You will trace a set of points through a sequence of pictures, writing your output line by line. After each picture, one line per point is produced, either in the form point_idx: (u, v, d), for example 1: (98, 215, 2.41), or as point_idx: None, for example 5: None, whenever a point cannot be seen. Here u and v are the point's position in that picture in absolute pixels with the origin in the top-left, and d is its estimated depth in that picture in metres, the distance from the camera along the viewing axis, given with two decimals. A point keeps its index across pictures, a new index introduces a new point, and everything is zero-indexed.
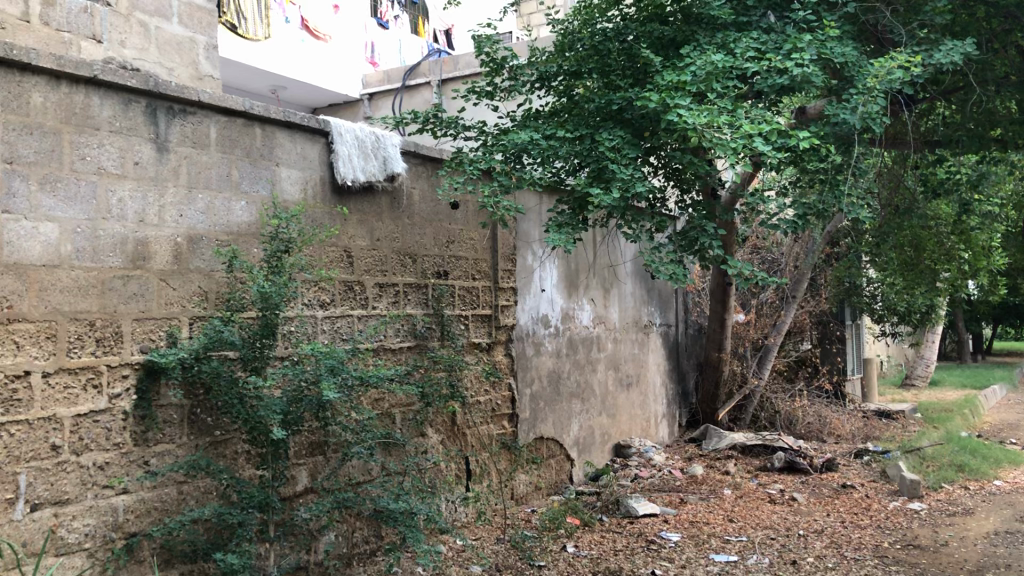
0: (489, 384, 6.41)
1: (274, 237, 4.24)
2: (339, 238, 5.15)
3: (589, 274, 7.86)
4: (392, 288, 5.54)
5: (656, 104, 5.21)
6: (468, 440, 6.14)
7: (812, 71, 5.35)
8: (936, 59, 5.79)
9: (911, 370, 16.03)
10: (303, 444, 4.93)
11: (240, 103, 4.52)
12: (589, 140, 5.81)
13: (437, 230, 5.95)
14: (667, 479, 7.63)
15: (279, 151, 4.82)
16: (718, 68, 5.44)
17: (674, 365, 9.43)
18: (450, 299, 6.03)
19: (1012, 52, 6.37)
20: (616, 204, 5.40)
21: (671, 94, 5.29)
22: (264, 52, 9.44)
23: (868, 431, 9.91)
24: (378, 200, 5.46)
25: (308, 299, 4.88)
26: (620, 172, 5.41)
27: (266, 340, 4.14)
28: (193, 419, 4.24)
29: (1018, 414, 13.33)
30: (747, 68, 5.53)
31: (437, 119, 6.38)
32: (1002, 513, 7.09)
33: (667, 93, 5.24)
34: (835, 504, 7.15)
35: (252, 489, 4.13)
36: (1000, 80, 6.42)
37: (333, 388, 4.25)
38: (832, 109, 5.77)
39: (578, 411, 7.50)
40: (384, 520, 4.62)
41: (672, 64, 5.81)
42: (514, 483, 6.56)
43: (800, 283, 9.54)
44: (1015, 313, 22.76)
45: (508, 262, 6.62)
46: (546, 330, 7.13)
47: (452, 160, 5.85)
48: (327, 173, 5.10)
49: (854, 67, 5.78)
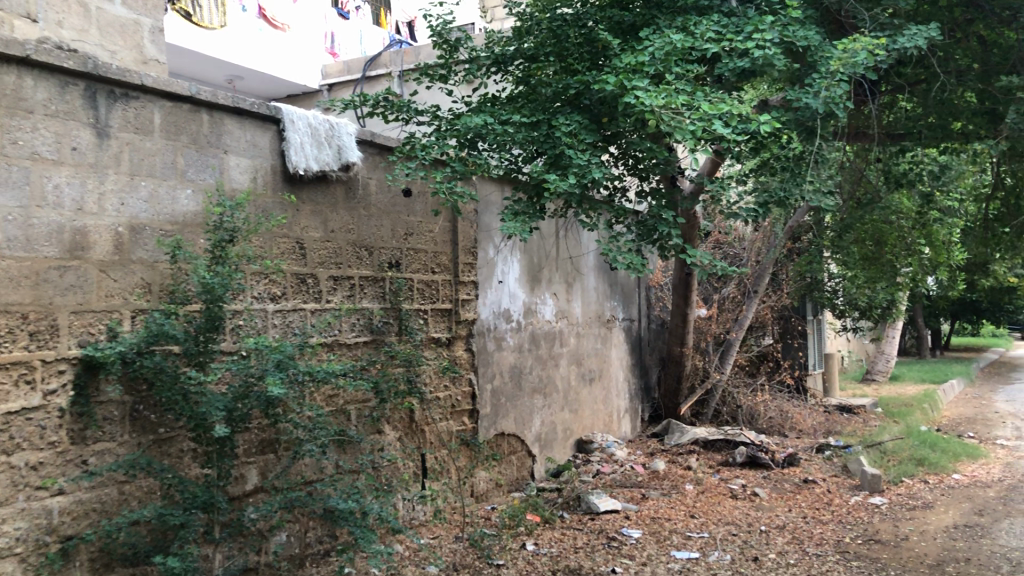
0: (448, 380, 6.27)
1: (218, 226, 4.07)
2: (291, 229, 4.99)
3: (552, 268, 7.76)
4: (347, 281, 5.39)
5: (613, 86, 5.13)
6: (427, 437, 6.00)
7: (773, 53, 5.31)
8: (901, 43, 5.76)
9: (872, 364, 16.15)
10: (252, 442, 4.79)
11: (185, 87, 4.35)
12: (546, 126, 5.70)
13: (394, 222, 5.80)
14: (629, 475, 7.55)
15: (228, 138, 4.65)
16: (677, 49, 5.38)
17: (637, 360, 9.36)
18: (408, 293, 5.88)
19: (973, 42, 6.46)
20: (574, 191, 5.30)
21: (629, 76, 5.20)
22: (219, 40, 9.22)
23: (830, 426, 9.92)
24: (332, 190, 5.30)
25: (257, 292, 4.74)
26: (576, 159, 5.31)
27: (211, 334, 3.98)
28: (135, 417, 4.07)
29: (976, 409, 13.47)
30: (707, 50, 5.48)
31: (387, 102, 6.24)
32: (961, 507, 7.11)
33: (625, 75, 5.16)
34: (796, 499, 7.12)
35: (195, 489, 3.96)
36: (961, 71, 6.41)
37: (280, 383, 4.10)
38: (794, 94, 5.73)
39: (540, 407, 7.40)
40: (335, 520, 4.46)
41: (630, 47, 5.74)
42: (474, 480, 6.44)
43: (762, 278, 9.52)
44: (973, 309, 23.09)
45: (468, 255, 6.49)
46: (507, 325, 7.01)
47: (404, 144, 5.69)
48: (278, 162, 4.94)
49: (817, 51, 5.73)
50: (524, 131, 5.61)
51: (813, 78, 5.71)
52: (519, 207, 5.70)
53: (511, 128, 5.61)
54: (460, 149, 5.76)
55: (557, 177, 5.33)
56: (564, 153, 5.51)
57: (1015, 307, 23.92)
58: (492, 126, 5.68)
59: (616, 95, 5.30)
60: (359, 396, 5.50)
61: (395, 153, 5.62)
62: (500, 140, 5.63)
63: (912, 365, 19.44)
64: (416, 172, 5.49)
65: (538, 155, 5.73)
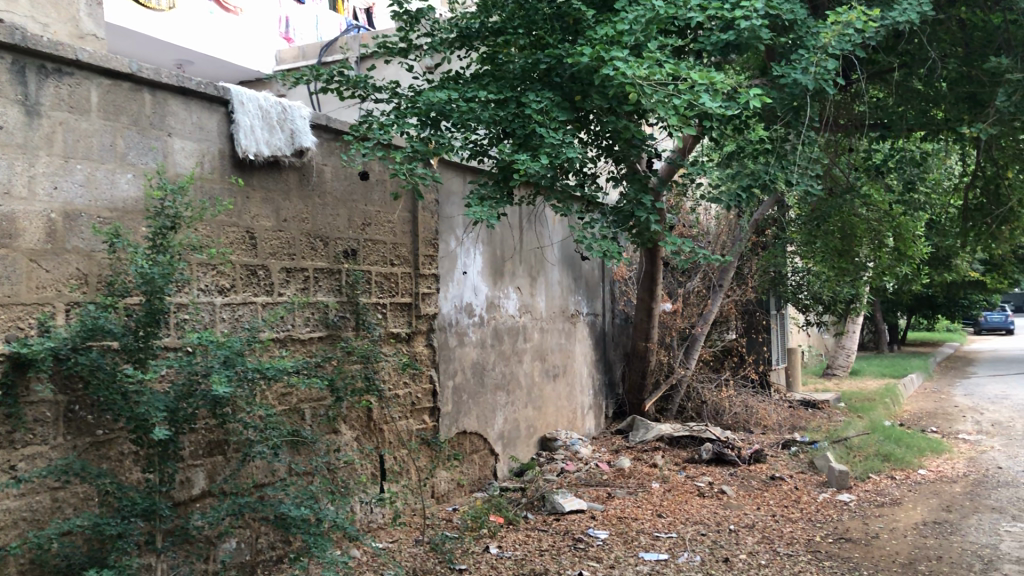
0: (408, 377, 6.02)
1: (159, 212, 3.76)
2: (240, 218, 4.72)
3: (515, 260, 7.53)
4: (301, 273, 5.12)
5: (588, 58, 4.93)
6: (386, 436, 5.75)
7: (760, 22, 5.22)
8: (893, 17, 5.60)
9: (832, 359, 16.18)
10: (199, 444, 4.50)
11: (125, 64, 4.05)
12: (514, 104, 5.48)
13: (351, 212, 5.54)
14: (594, 473, 7.36)
15: (172, 120, 4.35)
16: (659, 16, 5.22)
17: (601, 355, 9.18)
18: (366, 286, 5.62)
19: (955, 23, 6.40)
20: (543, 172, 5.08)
21: (606, 48, 5.00)
22: (167, 23, 8.86)
23: (794, 422, 9.83)
24: (285, 177, 5.03)
25: (204, 284, 4.47)
26: (549, 137, 5.10)
27: (152, 328, 3.69)
28: (70, 417, 3.77)
29: (936, 403, 13.51)
30: (692, 17, 5.33)
31: (343, 77, 5.95)
32: (929, 503, 7.03)
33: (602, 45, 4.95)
34: (764, 496, 6.98)
35: (134, 495, 3.66)
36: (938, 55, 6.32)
37: (226, 382, 3.82)
38: (780, 70, 5.59)
39: (503, 404, 7.18)
40: (286, 527, 4.19)
41: (604, 19, 5.54)
42: (436, 481, 6.19)
43: (727, 272, 9.39)
44: (928, 304, 23.32)
45: (430, 247, 6.25)
46: (469, 319, 6.77)
47: (361, 123, 5.42)
48: (226, 146, 4.66)
49: (803, 26, 5.74)
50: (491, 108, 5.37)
51: (798, 55, 5.62)
52: (483, 191, 5.47)
53: (476, 105, 5.36)
54: (421, 129, 5.51)
55: (526, 157, 5.11)
56: (534, 130, 5.29)
57: (969, 302, 24.23)
58: (457, 103, 5.44)
59: (592, 67, 5.11)
60: (314, 394, 5.24)
61: (350, 132, 5.34)
62: (463, 118, 5.38)
63: (871, 360, 19.57)
64: (373, 151, 5.21)
65: (504, 135, 5.50)
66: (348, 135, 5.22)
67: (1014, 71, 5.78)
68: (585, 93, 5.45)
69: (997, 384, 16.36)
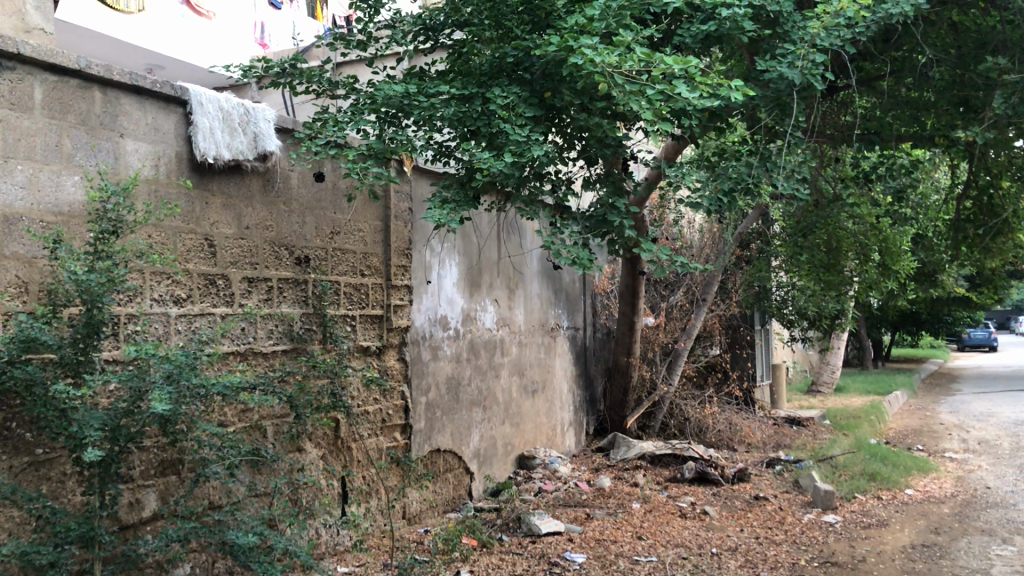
0: (378, 392, 5.78)
1: (100, 215, 3.51)
2: (198, 224, 4.48)
3: (492, 273, 7.30)
4: (264, 283, 4.88)
5: (556, 46, 4.74)
6: (354, 454, 5.51)
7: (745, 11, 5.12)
8: (885, 8, 5.38)
9: (817, 375, 16.02)
10: (151, 463, 4.24)
11: (72, 60, 3.81)
12: (479, 100, 5.28)
13: (318, 220, 5.30)
14: (572, 493, 7.11)
15: (124, 121, 4.11)
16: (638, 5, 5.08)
17: (581, 370, 8.95)
18: (334, 297, 5.38)
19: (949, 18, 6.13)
20: (510, 171, 4.88)
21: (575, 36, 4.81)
22: (135, 26, 8.67)
23: (779, 439, 9.63)
24: (247, 182, 4.79)
25: (157, 293, 4.22)
26: (514, 134, 4.89)
27: (92, 340, 3.42)
28: (5, 436, 3.51)
29: (921, 420, 13.34)
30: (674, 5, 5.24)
31: (294, 69, 5.70)
32: (916, 525, 6.82)
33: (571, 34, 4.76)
34: (748, 517, 6.76)
35: (70, 521, 3.39)
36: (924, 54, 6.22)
37: (168, 400, 3.54)
38: (765, 64, 5.45)
39: (479, 421, 6.93)
40: (233, 556, 3.89)
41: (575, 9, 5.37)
42: (407, 501, 5.94)
43: (710, 286, 9.20)
44: (913, 320, 23.23)
45: (402, 257, 6.01)
46: (443, 333, 6.53)
47: (315, 120, 5.20)
48: (184, 149, 4.42)
49: (788, 19, 5.62)
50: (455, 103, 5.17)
51: (783, 49, 5.49)
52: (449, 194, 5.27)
53: (438, 101, 5.16)
54: (380, 126, 5.29)
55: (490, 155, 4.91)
56: (499, 126, 5.10)
57: (953, 318, 24.19)
58: (416, 99, 5.22)
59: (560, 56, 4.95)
60: (277, 411, 4.99)
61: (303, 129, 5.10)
62: (425, 115, 5.18)
63: (856, 376, 19.42)
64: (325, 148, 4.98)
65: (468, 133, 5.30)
66: (299, 130, 5.00)
67: (1007, 77, 5.61)
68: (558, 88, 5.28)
69: (982, 401, 16.22)
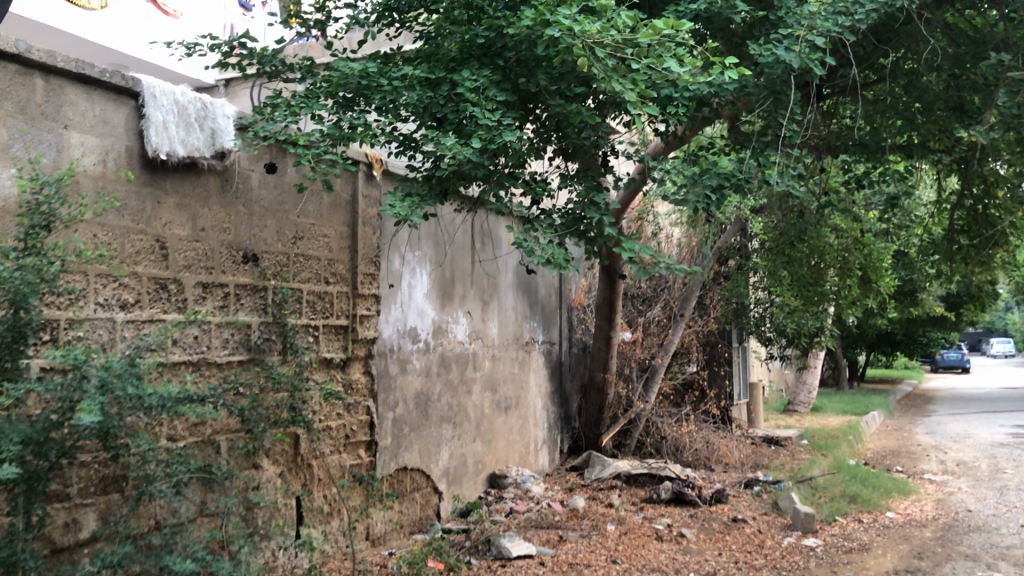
0: (341, 407, 5.50)
1: (32, 208, 3.23)
2: (150, 225, 4.20)
3: (466, 284, 7.04)
4: (220, 289, 4.61)
5: (529, 20, 4.63)
6: (314, 472, 5.23)
7: None
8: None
9: (794, 394, 15.87)
10: (91, 480, 3.92)
11: (11, 43, 3.53)
12: (446, 84, 5.16)
13: (281, 224, 5.03)
14: (545, 513, 6.84)
15: (69, 111, 3.83)
16: None
17: (556, 386, 8.70)
18: (296, 306, 5.11)
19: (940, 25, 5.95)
20: (479, 159, 4.74)
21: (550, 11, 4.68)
22: (98, 23, 8.44)
23: (757, 459, 9.42)
24: (204, 181, 4.51)
25: (103, 297, 3.93)
26: (483, 120, 4.74)
27: (19, 345, 3.13)
28: None
29: (898, 441, 13.20)
30: None
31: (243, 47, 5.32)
32: (898, 549, 6.61)
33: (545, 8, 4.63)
34: (726, 540, 6.52)
35: None
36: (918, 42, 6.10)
37: (98, 412, 3.24)
38: (758, 50, 5.31)
39: (449, 438, 6.66)
40: None
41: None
42: (371, 521, 5.65)
43: (689, 301, 9.01)
44: (888, 341, 23.21)
45: (370, 264, 5.75)
46: (413, 345, 6.26)
47: (267, 106, 5.04)
48: (135, 144, 4.14)
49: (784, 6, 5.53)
50: (419, 88, 5.04)
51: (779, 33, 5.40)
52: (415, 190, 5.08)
53: (400, 85, 5.06)
54: (335, 110, 5.19)
55: (458, 143, 4.72)
56: (468, 112, 4.91)
57: (928, 339, 24.17)
58: (376, 81, 5.12)
59: (535, 36, 4.85)
60: (232, 424, 4.71)
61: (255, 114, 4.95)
62: (388, 99, 5.07)
63: (832, 397, 19.30)
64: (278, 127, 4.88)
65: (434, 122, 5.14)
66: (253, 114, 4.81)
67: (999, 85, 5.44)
68: (535, 75, 5.12)
69: (958, 423, 16.10)
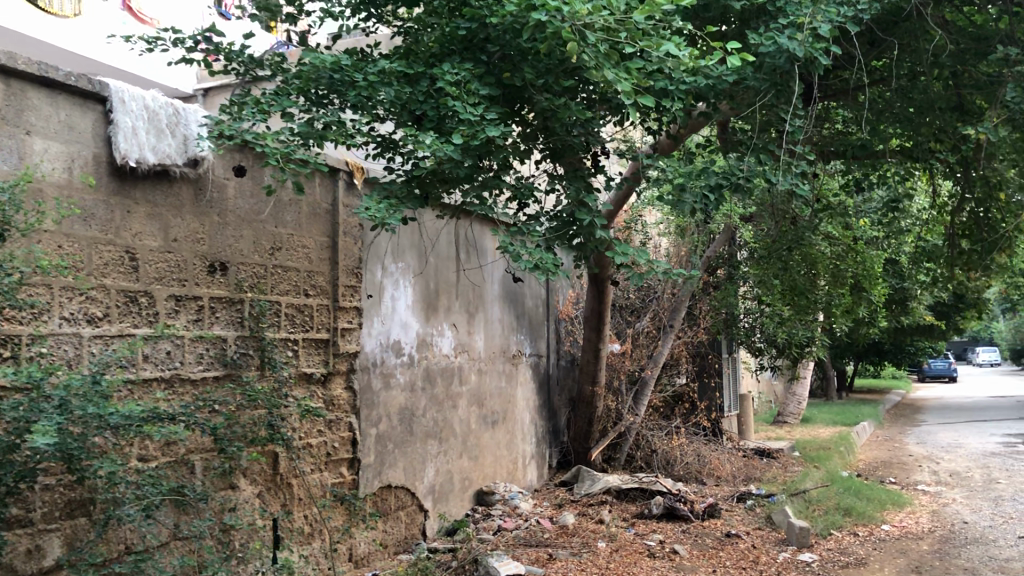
0: (322, 424, 5.32)
1: None
2: (119, 235, 4.02)
3: (451, 295, 6.86)
4: (194, 302, 4.42)
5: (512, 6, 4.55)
6: (294, 492, 5.04)
7: None
8: None
9: (783, 405, 15.75)
10: (56, 504, 3.72)
11: None
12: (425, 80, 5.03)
13: (258, 234, 4.86)
14: (534, 531, 6.66)
15: (32, 116, 3.64)
16: None
17: (544, 400, 8.52)
18: (274, 319, 4.93)
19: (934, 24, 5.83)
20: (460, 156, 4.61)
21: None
22: (69, 30, 8.67)
23: (749, 472, 9.26)
24: (176, 190, 4.33)
25: (68, 311, 3.74)
26: (465, 115, 4.60)
27: None
28: None
29: (890, 452, 13.08)
30: None
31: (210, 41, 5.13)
32: (896, 563, 6.45)
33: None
34: (720, 556, 6.35)
35: None
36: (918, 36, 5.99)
37: (55, 433, 3.04)
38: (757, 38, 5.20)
39: (434, 454, 6.47)
40: None
41: None
42: (354, 541, 5.47)
43: (678, 311, 8.87)
44: (876, 351, 23.15)
45: (351, 276, 5.57)
46: (397, 359, 6.07)
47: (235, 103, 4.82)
48: (103, 150, 3.96)
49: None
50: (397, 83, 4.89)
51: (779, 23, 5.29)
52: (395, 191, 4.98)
53: (377, 80, 4.86)
54: (306, 107, 4.99)
55: (438, 139, 4.62)
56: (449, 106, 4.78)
57: (915, 348, 24.13)
58: (351, 75, 4.90)
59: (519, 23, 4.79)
60: (207, 443, 4.52)
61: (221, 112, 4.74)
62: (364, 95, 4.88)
63: (822, 407, 19.19)
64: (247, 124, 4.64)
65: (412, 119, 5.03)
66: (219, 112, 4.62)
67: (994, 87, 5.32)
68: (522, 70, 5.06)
69: (948, 433, 16.00)
